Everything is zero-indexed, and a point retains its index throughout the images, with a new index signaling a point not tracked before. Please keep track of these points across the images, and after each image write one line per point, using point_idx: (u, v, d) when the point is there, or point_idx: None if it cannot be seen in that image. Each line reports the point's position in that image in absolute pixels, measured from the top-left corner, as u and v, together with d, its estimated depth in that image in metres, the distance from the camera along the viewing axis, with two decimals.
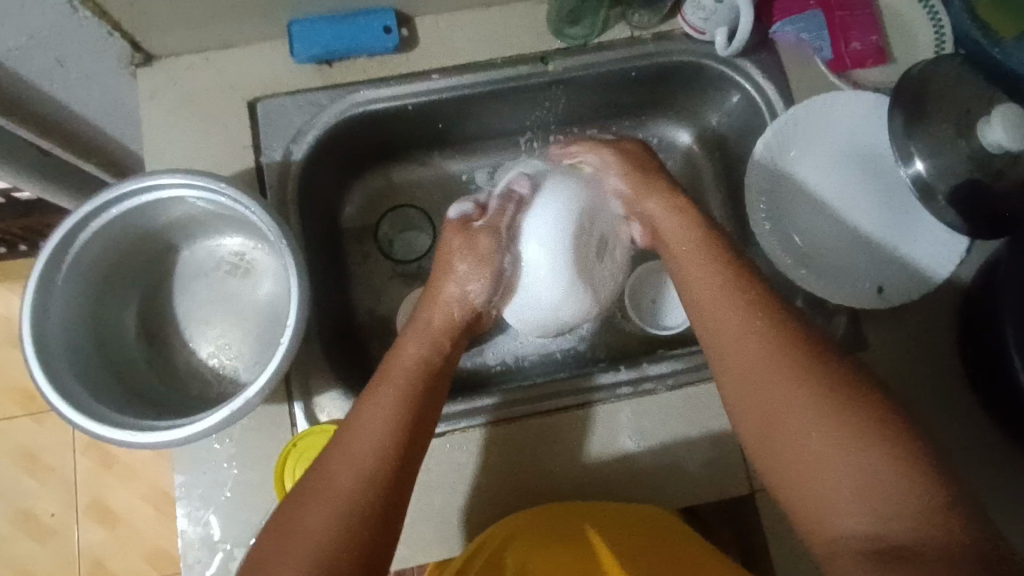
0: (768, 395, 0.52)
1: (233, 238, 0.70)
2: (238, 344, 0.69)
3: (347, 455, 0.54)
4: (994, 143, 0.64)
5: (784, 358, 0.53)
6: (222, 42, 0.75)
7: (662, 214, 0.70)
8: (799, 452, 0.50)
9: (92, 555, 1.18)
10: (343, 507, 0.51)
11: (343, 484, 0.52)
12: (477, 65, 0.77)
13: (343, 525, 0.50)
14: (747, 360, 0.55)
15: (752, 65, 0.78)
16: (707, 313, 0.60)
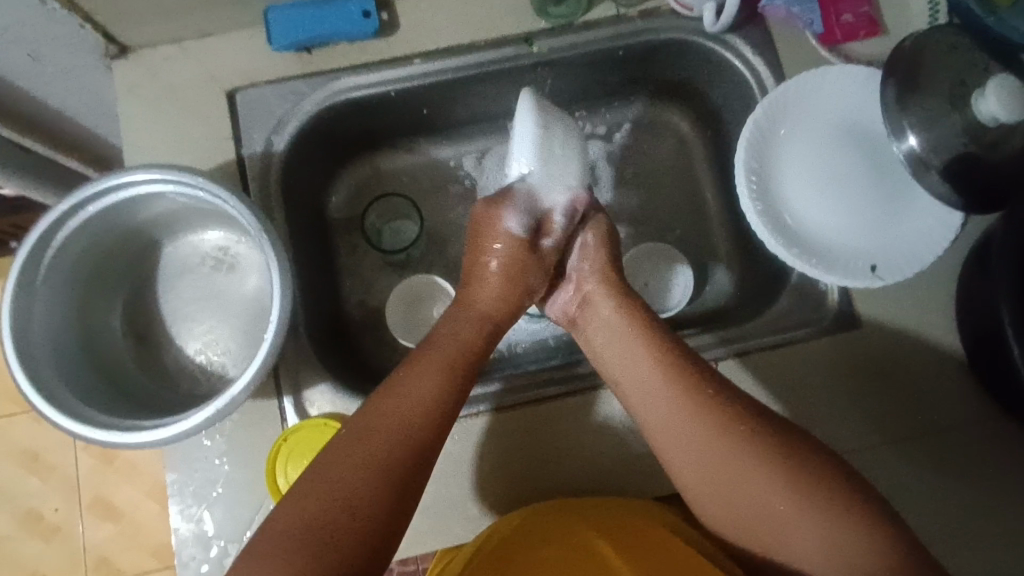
0: (721, 470, 0.55)
1: (216, 232, 0.69)
2: (225, 340, 0.68)
3: (390, 430, 0.55)
4: (988, 116, 0.63)
5: (713, 415, 0.56)
6: (197, 32, 0.73)
7: (592, 268, 0.69)
8: (762, 514, 0.53)
9: (97, 551, 1.19)
10: (383, 483, 0.52)
11: (386, 458, 0.53)
12: (460, 49, 0.76)
13: (381, 504, 0.52)
14: (691, 439, 0.56)
15: (741, 41, 0.76)
16: (642, 395, 0.60)
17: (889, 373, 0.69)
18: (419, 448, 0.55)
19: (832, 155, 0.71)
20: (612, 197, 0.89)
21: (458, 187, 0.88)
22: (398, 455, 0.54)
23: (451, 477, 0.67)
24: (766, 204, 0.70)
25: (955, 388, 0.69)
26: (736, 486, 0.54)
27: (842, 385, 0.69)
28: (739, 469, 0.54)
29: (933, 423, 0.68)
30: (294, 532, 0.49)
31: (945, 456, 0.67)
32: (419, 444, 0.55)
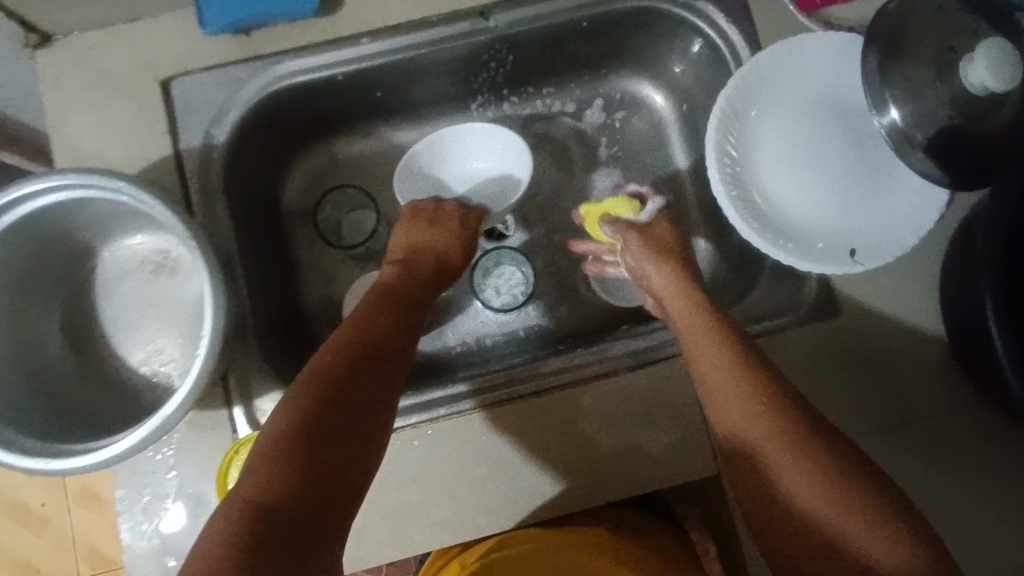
0: (772, 432, 0.52)
1: (153, 237, 0.65)
2: (171, 348, 0.65)
3: (372, 357, 0.56)
4: (977, 84, 0.58)
5: (764, 385, 0.55)
6: (124, 15, 0.68)
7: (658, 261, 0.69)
8: (809, 483, 0.49)
9: (88, 544, 1.16)
10: (370, 405, 0.53)
11: (370, 380, 0.55)
12: (411, 26, 0.70)
13: (356, 426, 0.51)
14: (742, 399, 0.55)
15: (714, 8, 0.70)
16: (695, 358, 0.60)
17: (868, 362, 0.66)
18: (396, 379, 0.57)
19: (810, 133, 0.67)
20: (585, 178, 0.84)
21: None
22: (379, 380, 0.55)
23: (410, 484, 0.64)
24: (740, 187, 0.66)
25: (936, 375, 0.66)
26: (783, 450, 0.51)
27: (823, 376, 0.66)
28: (773, 420, 0.53)
29: (912, 413, 0.65)
30: (285, 436, 0.47)
31: (924, 446, 0.65)
32: (393, 376, 0.57)
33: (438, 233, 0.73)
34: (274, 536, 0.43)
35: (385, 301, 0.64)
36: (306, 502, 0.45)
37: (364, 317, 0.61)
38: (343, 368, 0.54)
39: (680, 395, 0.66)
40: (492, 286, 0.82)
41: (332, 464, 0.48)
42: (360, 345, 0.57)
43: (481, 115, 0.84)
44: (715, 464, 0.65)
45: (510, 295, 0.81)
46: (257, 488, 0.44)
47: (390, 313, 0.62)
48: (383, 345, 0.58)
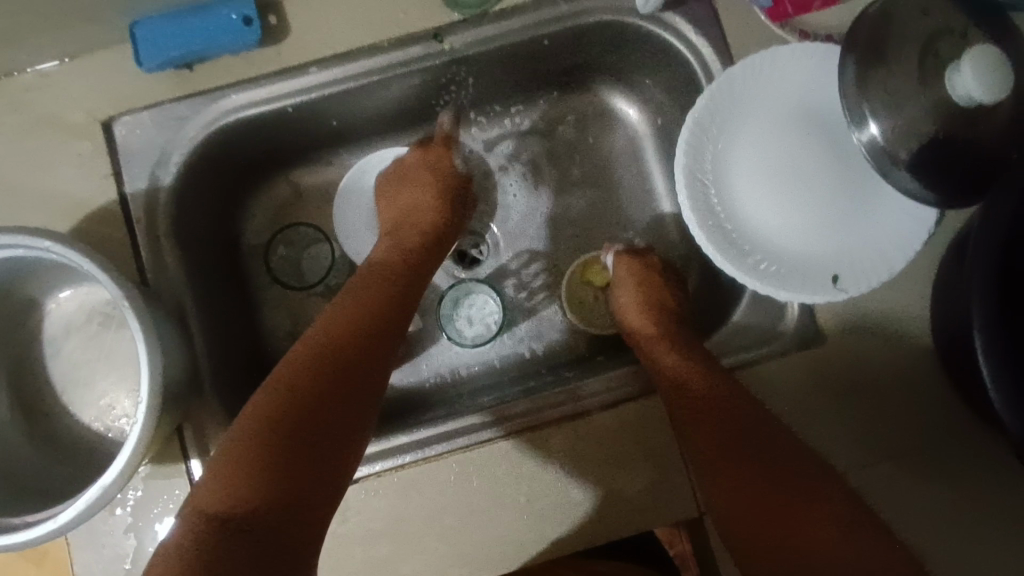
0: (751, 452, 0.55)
1: (100, 291, 0.63)
2: (124, 403, 0.63)
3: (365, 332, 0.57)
4: (964, 95, 0.53)
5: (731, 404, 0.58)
6: (61, 55, 0.65)
7: (631, 297, 0.71)
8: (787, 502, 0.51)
9: None
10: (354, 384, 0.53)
11: (352, 382, 0.53)
12: (360, 52, 0.66)
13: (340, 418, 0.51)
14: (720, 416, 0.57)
15: (681, 18, 0.66)
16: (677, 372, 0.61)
17: (862, 392, 0.61)
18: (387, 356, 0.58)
19: (789, 149, 0.62)
20: (558, 200, 0.80)
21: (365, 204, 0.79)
22: (361, 385, 0.54)
23: (378, 535, 0.62)
24: (713, 212, 0.63)
25: (934, 404, 0.61)
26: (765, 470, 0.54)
27: (815, 410, 0.61)
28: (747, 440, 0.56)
29: (910, 445, 0.60)
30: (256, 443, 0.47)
31: (927, 482, 0.60)
32: (376, 376, 0.56)
33: (422, 208, 0.72)
34: (241, 549, 0.43)
35: (370, 288, 0.61)
36: (277, 511, 0.45)
37: (345, 306, 0.59)
38: (326, 369, 0.52)
39: (657, 433, 0.62)
40: (464, 316, 0.78)
41: (312, 466, 0.48)
42: (340, 340, 0.55)
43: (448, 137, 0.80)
44: (699, 506, 0.62)
45: (482, 325, 0.78)
46: (221, 500, 0.45)
47: (374, 300, 0.60)
48: (367, 340, 0.56)
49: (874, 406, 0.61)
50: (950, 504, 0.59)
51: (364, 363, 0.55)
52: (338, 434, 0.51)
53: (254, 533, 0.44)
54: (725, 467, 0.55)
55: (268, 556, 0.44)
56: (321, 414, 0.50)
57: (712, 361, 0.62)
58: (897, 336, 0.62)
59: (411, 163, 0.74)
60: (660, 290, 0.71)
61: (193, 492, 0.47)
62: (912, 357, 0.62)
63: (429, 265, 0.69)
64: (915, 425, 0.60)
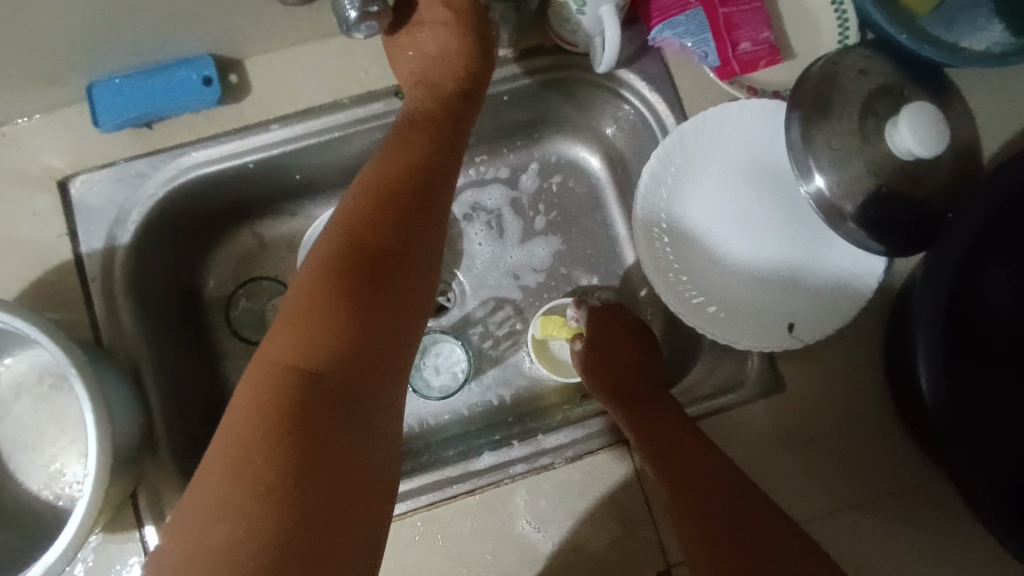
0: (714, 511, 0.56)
1: (46, 354, 0.61)
2: (73, 468, 0.60)
3: (410, 175, 0.56)
4: (903, 150, 0.56)
5: (693, 458, 0.59)
6: (17, 116, 0.64)
7: (592, 356, 0.72)
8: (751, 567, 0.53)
9: None
10: (405, 224, 0.54)
11: (404, 229, 0.54)
12: (321, 109, 0.67)
13: (403, 257, 0.53)
14: (682, 474, 0.58)
15: (635, 75, 0.68)
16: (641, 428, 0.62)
17: (824, 439, 0.62)
18: (435, 193, 0.58)
19: (740, 201, 0.65)
20: (522, 249, 0.82)
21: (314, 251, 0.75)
22: (414, 224, 0.54)
23: None
24: (672, 262, 0.66)
25: (895, 449, 0.62)
26: (728, 531, 0.55)
27: (778, 458, 0.62)
28: (709, 499, 0.56)
29: (874, 492, 0.61)
30: (320, 302, 0.47)
31: (894, 526, 0.60)
32: (430, 222, 0.56)
33: (448, 58, 0.64)
34: (319, 401, 0.45)
35: (416, 139, 0.60)
36: (350, 355, 0.47)
37: (390, 158, 0.57)
38: (382, 226, 0.53)
39: (623, 484, 0.62)
40: (431, 365, 0.78)
41: (385, 307, 0.50)
42: (390, 191, 0.55)
43: None
44: (666, 559, 0.61)
45: (449, 374, 0.78)
46: (290, 357, 0.46)
47: (418, 153, 0.58)
48: (419, 193, 0.56)
49: (835, 451, 0.62)
50: (911, 549, 0.59)
51: (415, 217, 0.55)
52: (401, 287, 0.52)
53: (334, 382, 0.46)
54: (698, 513, 0.56)
55: (351, 401, 0.46)
56: (379, 257, 0.51)
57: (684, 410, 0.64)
58: (856, 381, 0.63)
59: (426, 5, 0.64)
60: (630, 343, 0.72)
61: (257, 350, 0.48)
62: (871, 403, 0.62)
63: (471, 119, 0.65)
64: (876, 470, 0.61)
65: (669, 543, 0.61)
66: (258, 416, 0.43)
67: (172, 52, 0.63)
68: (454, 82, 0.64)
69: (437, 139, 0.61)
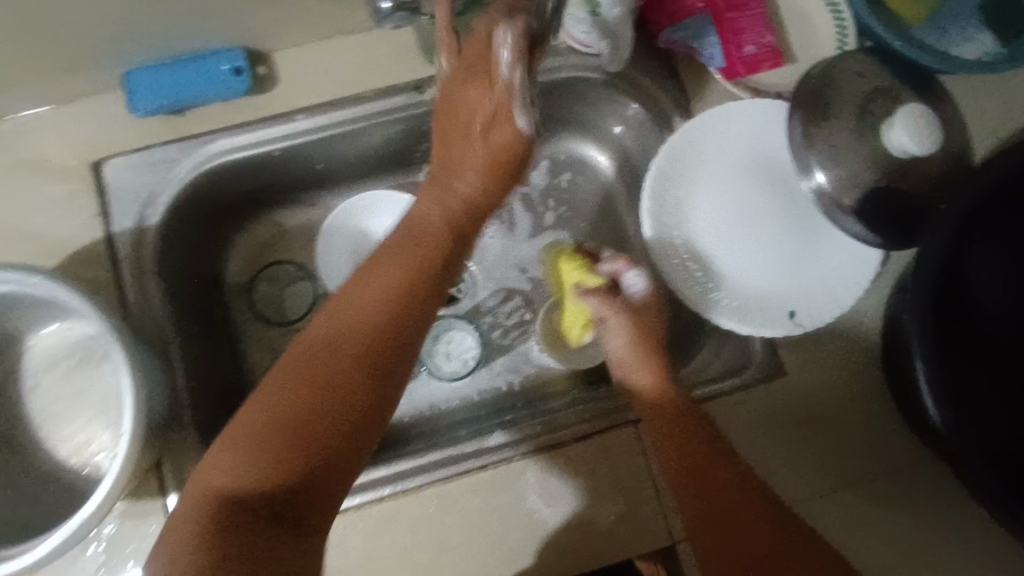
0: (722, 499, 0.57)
1: (85, 325, 0.63)
2: (101, 437, 0.63)
3: (385, 306, 0.51)
4: (898, 147, 0.60)
5: (707, 453, 0.59)
6: (54, 101, 0.67)
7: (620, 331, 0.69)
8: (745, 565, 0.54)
9: None
10: (371, 366, 0.49)
11: (369, 371, 0.49)
12: (345, 100, 0.70)
13: (362, 404, 0.48)
14: (688, 468, 0.59)
15: (644, 76, 0.72)
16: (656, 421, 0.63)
17: (821, 421, 0.65)
18: (414, 326, 0.52)
19: (745, 193, 0.69)
20: (532, 243, 0.85)
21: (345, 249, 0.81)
22: (380, 366, 0.49)
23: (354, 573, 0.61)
24: (679, 252, 0.68)
25: (889, 431, 0.65)
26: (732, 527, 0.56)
27: (779, 440, 0.64)
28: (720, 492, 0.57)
29: (869, 473, 0.64)
30: (256, 447, 0.45)
31: (889, 506, 0.63)
32: (403, 363, 0.51)
33: (472, 167, 0.61)
34: (241, 543, 0.43)
35: (392, 273, 0.53)
36: (282, 497, 0.45)
37: (376, 275, 0.53)
38: (338, 390, 0.47)
39: (630, 462, 0.65)
40: (442, 352, 0.81)
41: (330, 451, 0.47)
42: (361, 326, 0.50)
43: None
44: (671, 536, 0.64)
45: (460, 360, 0.81)
46: (226, 486, 0.45)
47: (405, 275, 0.53)
48: (389, 347, 0.50)
49: (832, 433, 0.65)
50: (906, 527, 0.62)
51: (384, 357, 0.50)
52: (343, 454, 0.47)
53: (259, 526, 0.44)
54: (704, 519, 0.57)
55: (275, 546, 0.44)
56: (335, 399, 0.47)
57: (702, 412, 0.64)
58: (853, 368, 0.66)
59: (463, 93, 0.60)
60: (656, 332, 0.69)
61: (206, 455, 0.47)
62: (868, 389, 0.66)
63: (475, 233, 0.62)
64: (872, 452, 0.64)
65: (674, 521, 0.63)
66: (188, 541, 0.43)
67: (205, 44, 0.66)
68: (470, 184, 0.61)
69: (425, 260, 0.55)
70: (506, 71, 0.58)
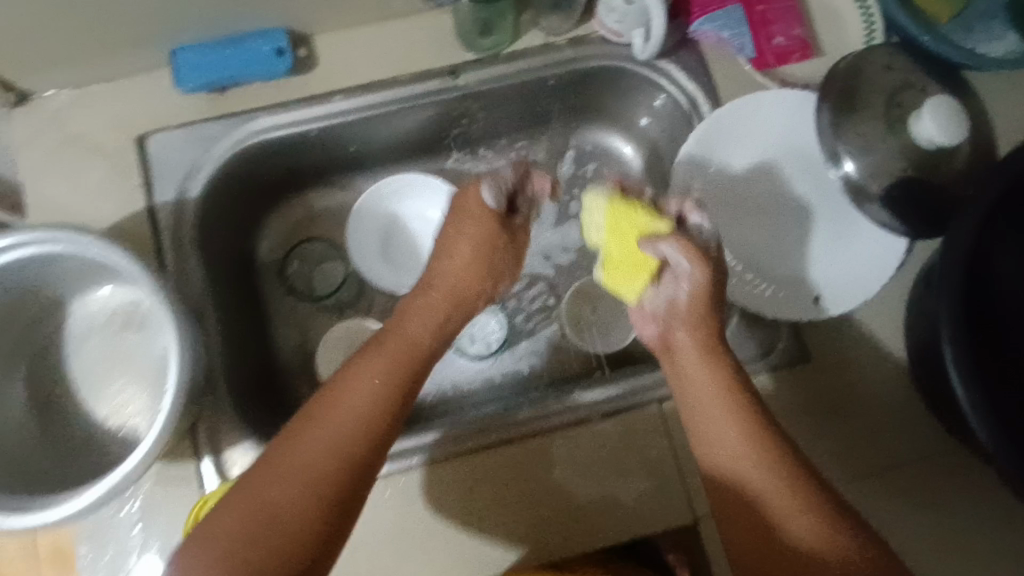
0: (766, 487, 0.52)
1: (146, 297, 0.64)
2: (138, 401, 0.64)
3: (354, 420, 0.52)
4: (925, 136, 0.61)
5: (756, 431, 0.54)
6: (102, 76, 0.70)
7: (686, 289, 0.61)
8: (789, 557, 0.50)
9: None
10: (333, 480, 0.50)
11: (333, 487, 0.50)
12: (383, 84, 0.72)
13: (323, 524, 0.49)
14: (733, 446, 0.54)
15: (675, 67, 0.73)
16: (698, 395, 0.58)
17: (842, 407, 0.66)
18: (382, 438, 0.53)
19: (771, 182, 0.70)
20: (557, 230, 0.86)
21: (377, 232, 0.83)
22: (343, 479, 0.50)
23: (379, 538, 0.64)
24: (706, 237, 0.70)
25: (909, 418, 0.66)
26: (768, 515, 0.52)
27: (802, 423, 0.65)
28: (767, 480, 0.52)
29: (888, 459, 0.65)
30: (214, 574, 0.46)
31: (904, 492, 0.64)
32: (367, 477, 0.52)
33: (458, 273, 0.63)
34: None
35: (359, 398, 0.53)
36: None
37: (348, 386, 0.54)
38: (291, 529, 0.48)
39: (653, 440, 0.67)
40: (466, 333, 0.82)
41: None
42: (329, 445, 0.51)
43: (458, 170, 0.86)
44: (693, 512, 0.65)
45: (484, 343, 0.82)
46: None
47: (376, 389, 0.54)
48: (348, 486, 0.50)
49: (852, 419, 0.66)
50: (919, 511, 0.64)
51: (349, 474, 0.50)
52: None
53: None
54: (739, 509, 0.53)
55: None
56: (289, 522, 0.48)
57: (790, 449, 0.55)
58: (875, 356, 0.67)
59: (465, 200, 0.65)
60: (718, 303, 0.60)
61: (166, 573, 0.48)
62: (890, 376, 0.66)
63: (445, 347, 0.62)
64: (891, 438, 0.65)
65: (696, 498, 0.65)
66: None
67: (250, 24, 0.69)
68: (448, 301, 0.62)
69: (399, 373, 0.56)
70: (492, 202, 0.64)
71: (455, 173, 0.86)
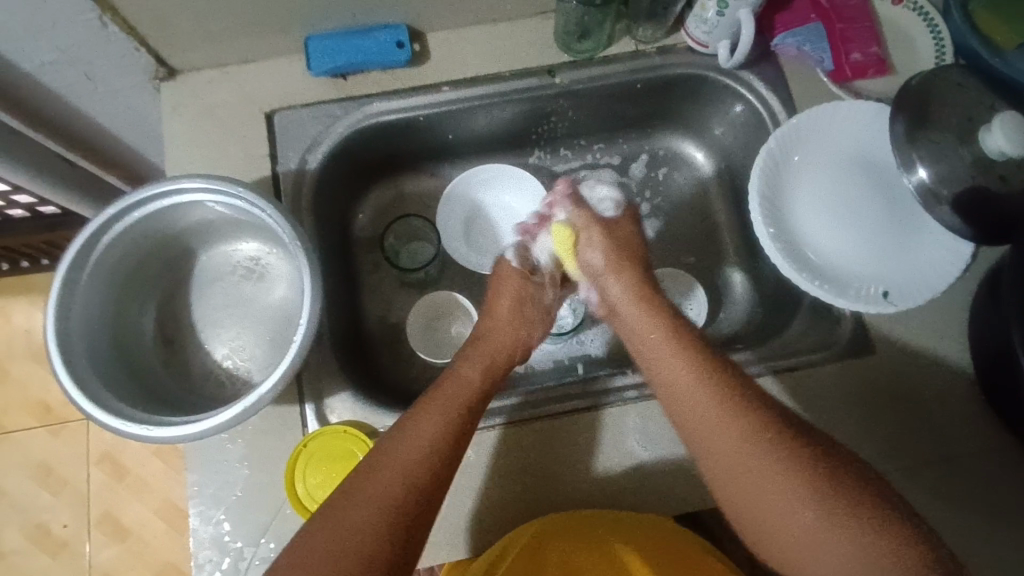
0: (755, 460, 0.55)
1: (271, 251, 0.72)
2: (252, 346, 0.71)
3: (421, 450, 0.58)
4: (995, 149, 0.65)
5: (733, 400, 0.58)
6: (241, 59, 0.78)
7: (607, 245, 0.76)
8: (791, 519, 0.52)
9: (103, 509, 1.19)
10: (409, 494, 0.55)
11: (409, 506, 0.55)
12: (486, 78, 0.80)
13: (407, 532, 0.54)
14: (716, 420, 0.58)
15: (754, 76, 0.79)
16: (677, 393, 0.61)
17: (905, 398, 0.69)
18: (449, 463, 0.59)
19: (843, 185, 0.76)
20: None
21: (464, 217, 0.90)
22: (420, 496, 0.56)
23: (462, 489, 0.68)
24: (783, 233, 0.75)
25: (971, 415, 0.69)
26: (762, 481, 0.54)
27: (866, 411, 0.69)
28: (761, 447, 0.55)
29: (948, 452, 0.68)
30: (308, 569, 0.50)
31: (963, 485, 0.67)
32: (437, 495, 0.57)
33: (502, 329, 0.74)
34: None
35: (415, 445, 0.58)
36: None
37: (417, 422, 0.60)
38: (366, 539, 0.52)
39: None
40: None
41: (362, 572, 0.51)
42: (399, 467, 0.56)
43: (539, 167, 0.93)
44: None
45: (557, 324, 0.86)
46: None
47: (442, 423, 0.60)
48: (423, 497, 0.56)
49: (914, 410, 0.69)
50: (978, 503, 0.66)
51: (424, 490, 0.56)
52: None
53: None
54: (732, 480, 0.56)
55: None
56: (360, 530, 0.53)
57: (789, 419, 0.57)
58: (938, 353, 0.70)
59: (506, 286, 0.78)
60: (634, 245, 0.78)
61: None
62: (952, 373, 0.70)
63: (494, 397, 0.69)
64: (953, 432, 0.68)
65: None
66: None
67: (375, 19, 0.77)
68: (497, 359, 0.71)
69: (459, 412, 0.62)
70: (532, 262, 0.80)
71: (535, 169, 0.93)
